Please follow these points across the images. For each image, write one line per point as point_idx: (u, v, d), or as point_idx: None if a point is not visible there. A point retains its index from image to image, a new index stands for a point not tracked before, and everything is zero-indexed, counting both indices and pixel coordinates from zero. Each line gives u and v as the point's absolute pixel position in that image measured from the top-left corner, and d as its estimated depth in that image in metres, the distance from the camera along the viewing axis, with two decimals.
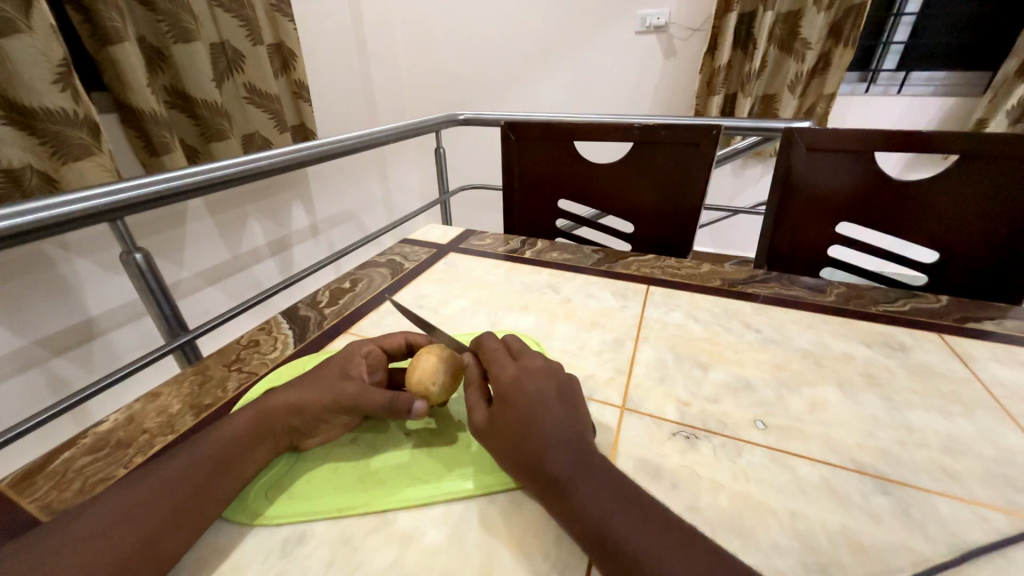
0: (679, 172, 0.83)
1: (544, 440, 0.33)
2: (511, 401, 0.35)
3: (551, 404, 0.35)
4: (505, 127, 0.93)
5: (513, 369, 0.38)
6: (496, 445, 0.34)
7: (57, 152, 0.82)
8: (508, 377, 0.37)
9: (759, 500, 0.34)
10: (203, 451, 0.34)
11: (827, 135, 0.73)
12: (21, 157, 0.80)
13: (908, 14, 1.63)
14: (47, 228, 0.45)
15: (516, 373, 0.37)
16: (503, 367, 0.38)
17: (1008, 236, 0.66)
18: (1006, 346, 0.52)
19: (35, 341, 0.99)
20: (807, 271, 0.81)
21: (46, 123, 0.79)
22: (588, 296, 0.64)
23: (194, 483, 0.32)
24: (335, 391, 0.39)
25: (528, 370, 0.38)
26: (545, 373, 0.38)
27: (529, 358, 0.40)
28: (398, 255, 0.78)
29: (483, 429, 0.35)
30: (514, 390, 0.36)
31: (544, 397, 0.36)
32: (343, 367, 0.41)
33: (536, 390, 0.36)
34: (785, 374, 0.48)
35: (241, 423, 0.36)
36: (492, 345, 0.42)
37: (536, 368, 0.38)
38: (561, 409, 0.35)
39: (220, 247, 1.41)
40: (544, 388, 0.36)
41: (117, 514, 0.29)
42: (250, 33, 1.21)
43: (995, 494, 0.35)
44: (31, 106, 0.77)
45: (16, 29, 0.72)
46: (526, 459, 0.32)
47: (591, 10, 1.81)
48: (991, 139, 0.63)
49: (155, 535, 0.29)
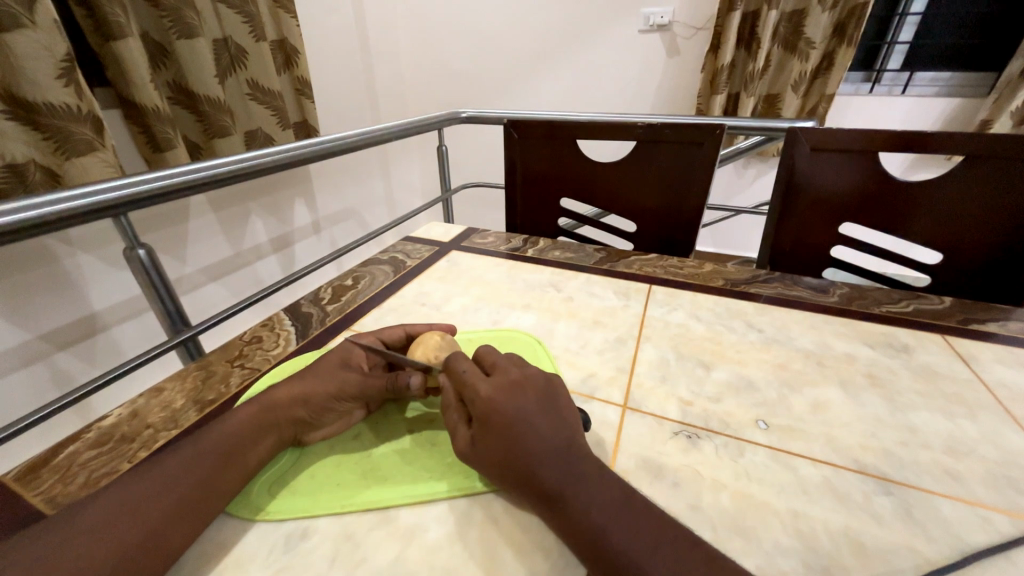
0: (680, 172, 0.83)
1: (533, 459, 0.32)
2: (490, 423, 0.34)
3: (534, 420, 0.34)
4: (507, 125, 0.93)
5: (488, 387, 0.36)
6: (485, 467, 0.34)
7: (60, 147, 0.82)
8: (483, 397, 0.36)
9: (761, 500, 0.34)
10: (210, 443, 0.34)
11: (830, 135, 0.72)
12: (25, 152, 0.80)
13: (913, 14, 1.62)
14: (50, 224, 0.45)
15: (491, 393, 0.36)
16: (477, 387, 0.37)
17: (1008, 237, 0.66)
18: (1010, 349, 0.52)
19: (40, 335, 0.99)
20: (809, 271, 0.81)
21: (50, 118, 0.79)
22: (590, 294, 0.64)
23: (200, 474, 0.33)
24: (339, 379, 0.40)
25: (504, 386, 0.36)
26: (522, 386, 0.37)
27: (503, 371, 0.38)
28: (401, 253, 0.78)
29: (468, 453, 0.35)
30: (493, 411, 0.35)
31: (526, 413, 0.34)
32: (344, 358, 0.42)
33: (516, 406, 0.35)
34: (787, 374, 0.48)
35: (246, 416, 0.37)
36: (462, 364, 0.39)
37: (511, 383, 0.37)
38: (547, 421, 0.34)
39: (222, 244, 1.41)
40: (524, 404, 0.35)
41: (126, 505, 0.30)
42: (253, 29, 1.21)
43: (998, 496, 0.35)
44: (34, 101, 0.77)
45: (20, 24, 0.73)
46: (518, 477, 0.32)
47: (595, 8, 1.80)
48: (995, 139, 0.63)
49: (165, 525, 0.30)
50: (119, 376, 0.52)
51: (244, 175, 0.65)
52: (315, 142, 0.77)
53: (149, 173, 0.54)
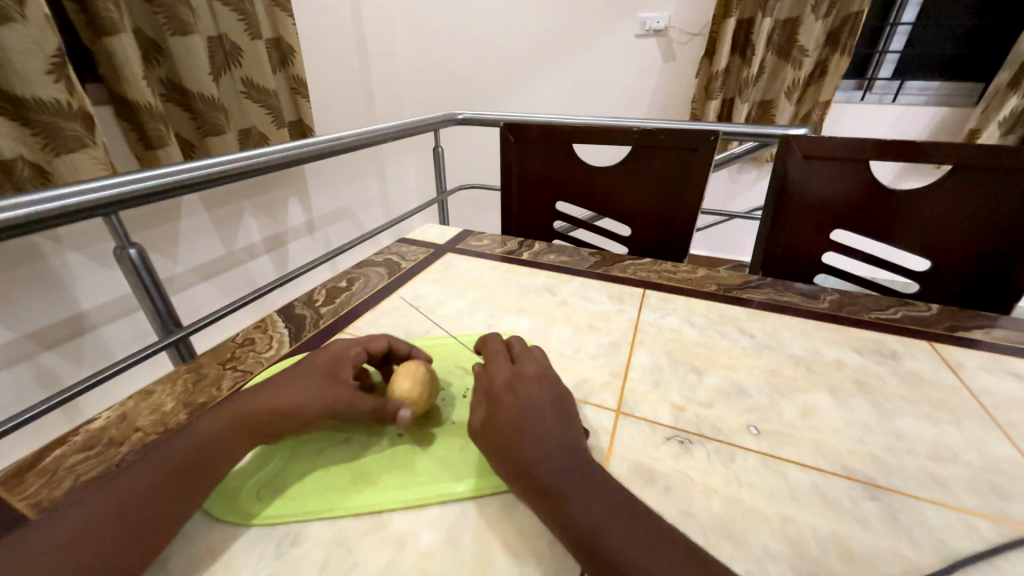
0: (674, 178, 0.83)
1: (535, 447, 0.33)
2: (505, 405, 0.36)
3: (544, 412, 0.36)
4: (503, 128, 0.92)
5: (507, 374, 0.39)
6: (491, 449, 0.35)
7: (49, 143, 0.81)
8: (502, 381, 0.39)
9: (752, 505, 0.35)
10: (178, 450, 0.34)
11: (822, 143, 0.73)
12: (14, 148, 0.79)
13: (904, 24, 1.65)
14: (27, 228, 0.44)
15: (510, 379, 0.39)
16: (498, 371, 0.40)
17: (995, 246, 0.67)
18: (994, 356, 0.53)
19: (25, 335, 0.98)
20: (800, 277, 0.82)
21: (38, 114, 0.78)
22: (584, 298, 0.64)
23: (165, 484, 0.32)
24: (327, 398, 0.38)
25: (524, 376, 0.39)
26: (538, 379, 0.39)
27: (524, 362, 0.41)
28: (395, 254, 0.77)
29: (479, 432, 0.36)
30: (508, 395, 0.37)
31: (538, 405, 0.36)
32: (333, 370, 0.41)
33: (529, 397, 0.37)
34: (778, 380, 0.48)
35: (211, 423, 0.36)
36: (495, 347, 0.44)
37: (529, 375, 0.39)
38: (556, 416, 0.36)
39: (215, 242, 1.40)
40: (537, 395, 0.37)
41: (92, 519, 0.29)
42: (249, 28, 1.20)
43: (983, 502, 0.35)
44: (24, 97, 0.76)
45: (10, 18, 0.72)
46: (519, 464, 0.33)
47: (593, 13, 1.82)
48: (983, 150, 0.64)
49: (137, 534, 0.29)
50: (107, 379, 0.51)
51: (239, 176, 0.65)
52: (305, 143, 0.76)
53: (143, 172, 0.54)
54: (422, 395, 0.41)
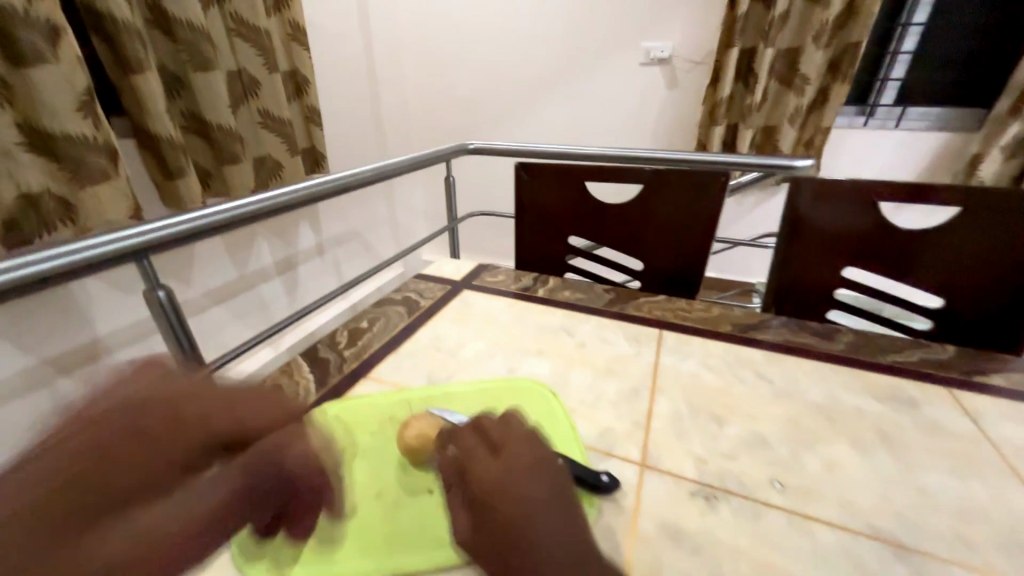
0: (687, 215, 0.85)
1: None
2: (494, 513, 0.29)
3: (545, 520, 0.29)
4: (517, 166, 0.95)
5: (495, 466, 0.32)
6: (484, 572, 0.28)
7: (76, 176, 0.84)
8: (487, 479, 0.31)
9: (782, 567, 0.35)
10: None
11: (832, 184, 0.75)
12: (41, 182, 0.82)
13: (905, 53, 1.69)
14: (67, 271, 0.47)
15: (498, 474, 0.31)
16: (482, 463, 0.32)
17: (1004, 286, 0.68)
18: (1011, 402, 0.53)
19: (42, 361, 0.99)
20: (813, 313, 0.83)
21: (66, 148, 0.81)
22: (602, 339, 0.65)
23: None
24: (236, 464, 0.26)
25: (516, 467, 0.31)
26: (532, 472, 0.31)
27: (513, 448, 0.33)
28: (413, 292, 0.79)
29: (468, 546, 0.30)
30: (496, 496, 0.30)
31: (536, 512, 0.29)
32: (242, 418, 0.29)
33: (525, 498, 0.30)
34: (799, 430, 0.49)
35: (149, 388, 0.27)
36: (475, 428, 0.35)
37: (523, 465, 0.32)
38: (564, 526, 0.29)
39: (228, 266, 1.43)
40: (535, 497, 0.30)
41: None
42: (267, 62, 1.25)
43: (1012, 565, 0.36)
44: (53, 131, 0.80)
45: (45, 59, 0.76)
46: None
47: (598, 42, 1.87)
48: (986, 193, 0.66)
49: None
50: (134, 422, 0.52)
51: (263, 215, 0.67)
52: (328, 180, 0.80)
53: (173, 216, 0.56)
54: (438, 434, 0.44)
